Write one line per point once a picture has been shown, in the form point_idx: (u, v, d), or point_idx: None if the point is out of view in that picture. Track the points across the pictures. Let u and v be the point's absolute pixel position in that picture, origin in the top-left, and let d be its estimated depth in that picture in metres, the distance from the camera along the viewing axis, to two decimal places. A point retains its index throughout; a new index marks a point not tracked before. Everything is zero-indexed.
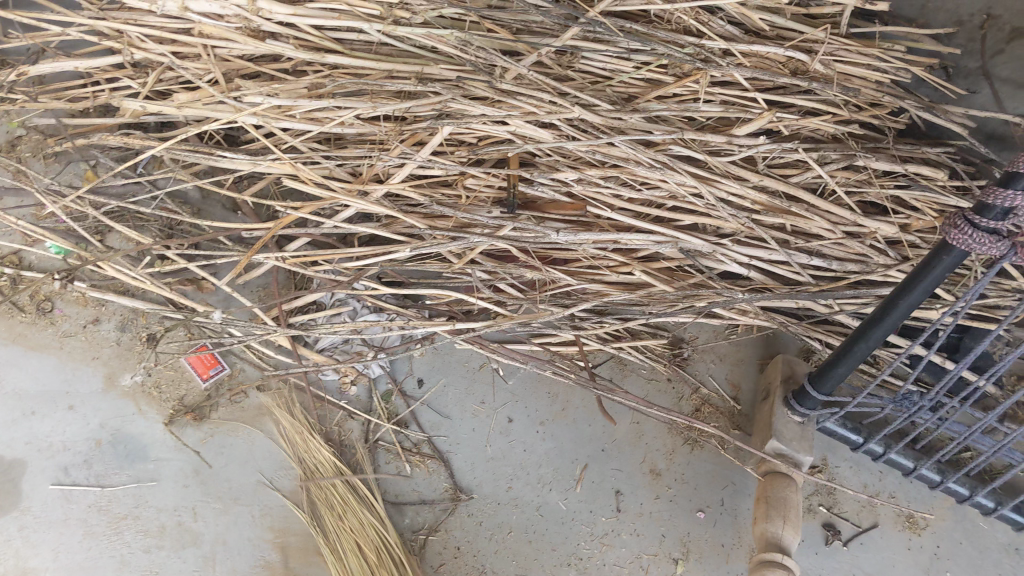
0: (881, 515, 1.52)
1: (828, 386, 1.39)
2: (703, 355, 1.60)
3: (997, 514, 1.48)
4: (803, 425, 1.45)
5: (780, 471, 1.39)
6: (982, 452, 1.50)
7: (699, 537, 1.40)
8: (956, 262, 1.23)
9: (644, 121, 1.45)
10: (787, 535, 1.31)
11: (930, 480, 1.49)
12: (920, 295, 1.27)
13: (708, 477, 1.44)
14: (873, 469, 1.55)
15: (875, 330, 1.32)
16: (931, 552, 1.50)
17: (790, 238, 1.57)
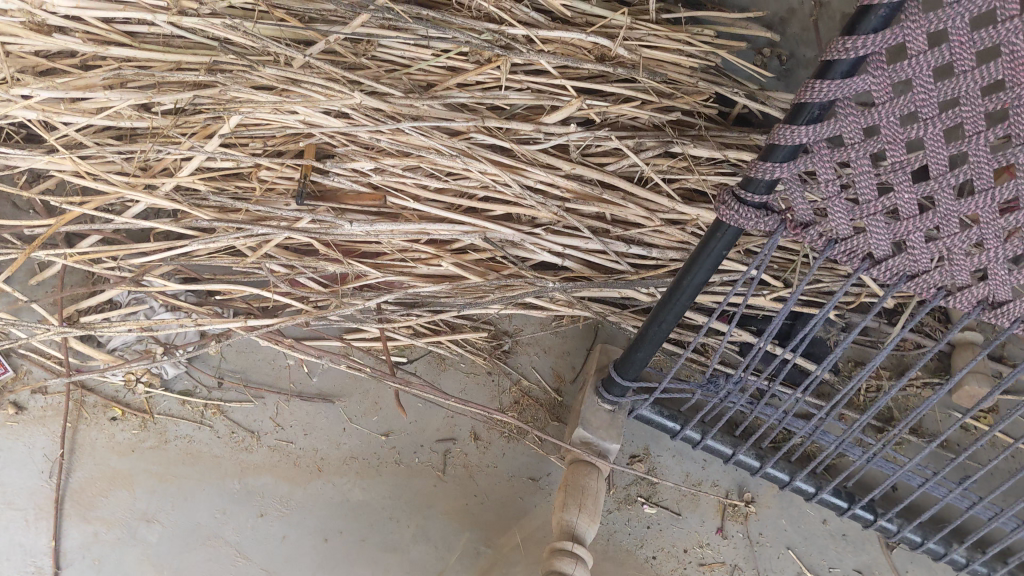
0: (703, 504, 1.51)
1: (632, 372, 1.39)
2: (526, 347, 1.58)
3: (817, 499, 1.49)
4: (613, 413, 1.44)
5: (584, 460, 1.39)
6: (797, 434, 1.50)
7: (509, 526, 1.38)
8: (732, 238, 1.21)
9: (442, 109, 1.43)
10: (581, 522, 1.29)
11: (749, 466, 1.50)
12: (703, 274, 1.26)
13: (521, 470, 1.43)
14: (696, 457, 1.55)
15: (667, 312, 1.32)
16: (752, 540, 1.50)
17: (610, 228, 1.56)
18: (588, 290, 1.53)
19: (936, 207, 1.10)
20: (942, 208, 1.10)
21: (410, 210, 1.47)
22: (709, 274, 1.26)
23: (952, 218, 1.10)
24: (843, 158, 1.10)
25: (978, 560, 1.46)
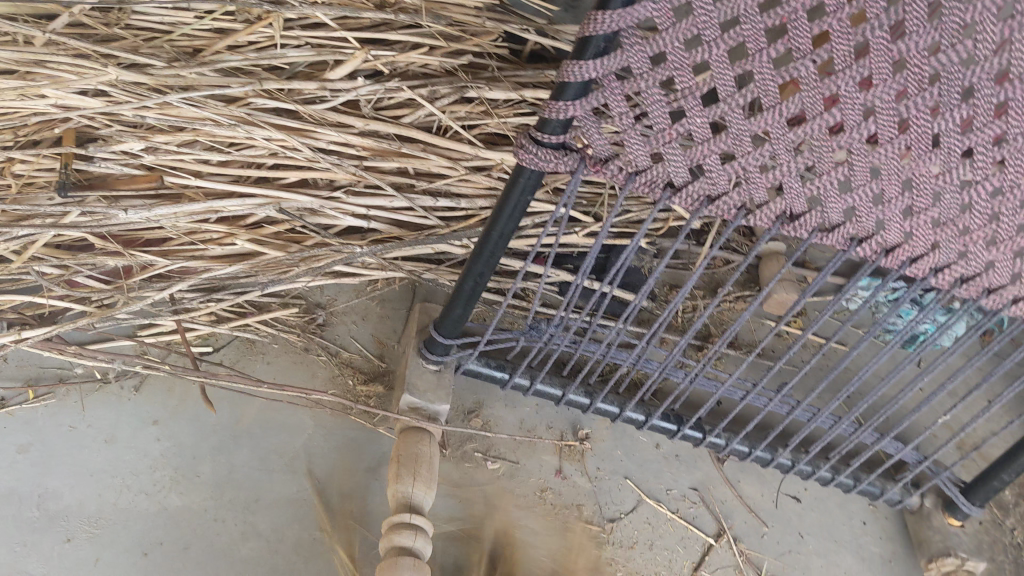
0: (540, 449, 1.52)
1: (453, 328, 1.35)
2: (342, 318, 1.52)
3: (649, 426, 1.52)
4: (439, 373, 1.40)
5: (416, 426, 1.34)
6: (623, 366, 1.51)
7: (345, 511, 1.33)
8: (535, 181, 1.18)
9: (215, 75, 1.32)
10: (417, 492, 1.26)
11: (580, 403, 1.51)
12: (512, 221, 1.23)
13: (349, 448, 1.38)
14: (528, 403, 1.55)
15: (480, 263, 1.28)
16: (591, 476, 1.52)
17: (414, 183, 1.51)
18: (400, 250, 1.49)
19: (728, 128, 1.11)
20: (734, 128, 1.10)
21: (193, 188, 1.36)
22: (518, 220, 1.23)
23: (744, 137, 1.11)
24: (632, 89, 1.08)
25: (802, 461, 1.54)
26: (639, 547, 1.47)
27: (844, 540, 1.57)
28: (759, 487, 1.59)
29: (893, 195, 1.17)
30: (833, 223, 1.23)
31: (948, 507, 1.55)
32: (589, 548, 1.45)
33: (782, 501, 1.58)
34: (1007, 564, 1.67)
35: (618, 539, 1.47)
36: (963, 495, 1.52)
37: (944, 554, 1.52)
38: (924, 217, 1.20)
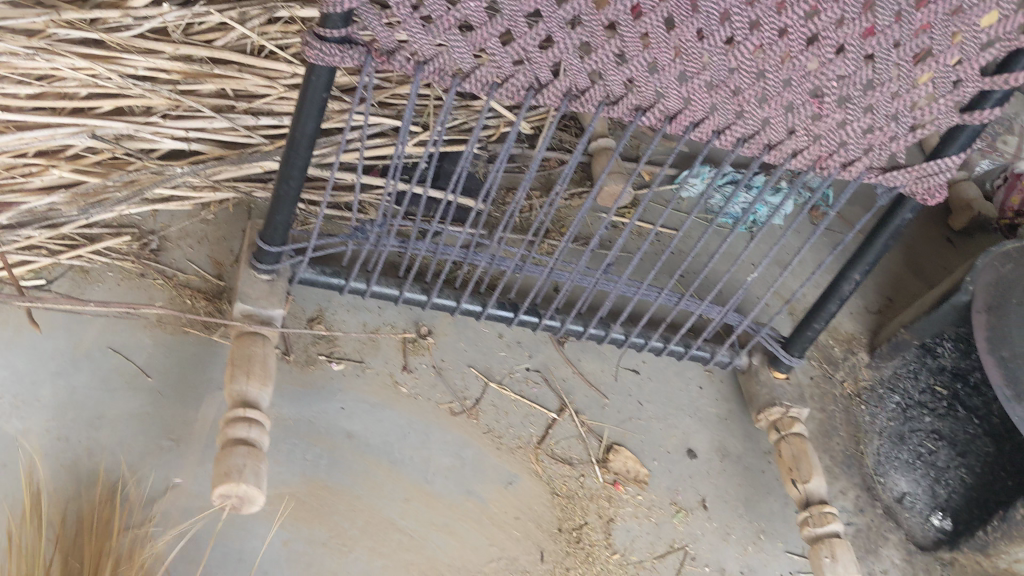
0: (384, 346, 1.59)
1: (276, 236, 1.39)
2: (178, 241, 1.57)
3: (486, 315, 1.60)
4: (272, 282, 1.46)
5: (250, 329, 1.41)
6: (452, 261, 1.58)
7: (188, 420, 1.41)
8: (327, 81, 1.23)
9: (9, 9, 1.34)
10: (252, 386, 1.33)
11: (418, 300, 1.57)
12: (313, 123, 1.27)
13: (189, 361, 1.45)
14: (370, 307, 1.62)
15: (292, 169, 1.32)
16: (437, 368, 1.60)
17: (235, 104, 1.54)
18: (228, 170, 1.56)
19: (502, 11, 1.19)
20: (505, 9, 1.18)
21: (4, 121, 1.38)
22: (318, 121, 1.28)
23: (518, 17, 1.19)
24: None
25: (633, 333, 1.64)
26: (485, 426, 1.57)
27: (681, 403, 1.70)
28: (599, 364, 1.71)
29: (668, 64, 1.24)
30: (616, 95, 1.30)
31: (772, 362, 1.67)
32: (437, 431, 1.53)
33: (621, 374, 1.71)
34: (833, 410, 1.81)
35: (465, 422, 1.56)
36: (783, 348, 1.64)
37: (770, 404, 1.63)
38: (697, 80, 1.27)
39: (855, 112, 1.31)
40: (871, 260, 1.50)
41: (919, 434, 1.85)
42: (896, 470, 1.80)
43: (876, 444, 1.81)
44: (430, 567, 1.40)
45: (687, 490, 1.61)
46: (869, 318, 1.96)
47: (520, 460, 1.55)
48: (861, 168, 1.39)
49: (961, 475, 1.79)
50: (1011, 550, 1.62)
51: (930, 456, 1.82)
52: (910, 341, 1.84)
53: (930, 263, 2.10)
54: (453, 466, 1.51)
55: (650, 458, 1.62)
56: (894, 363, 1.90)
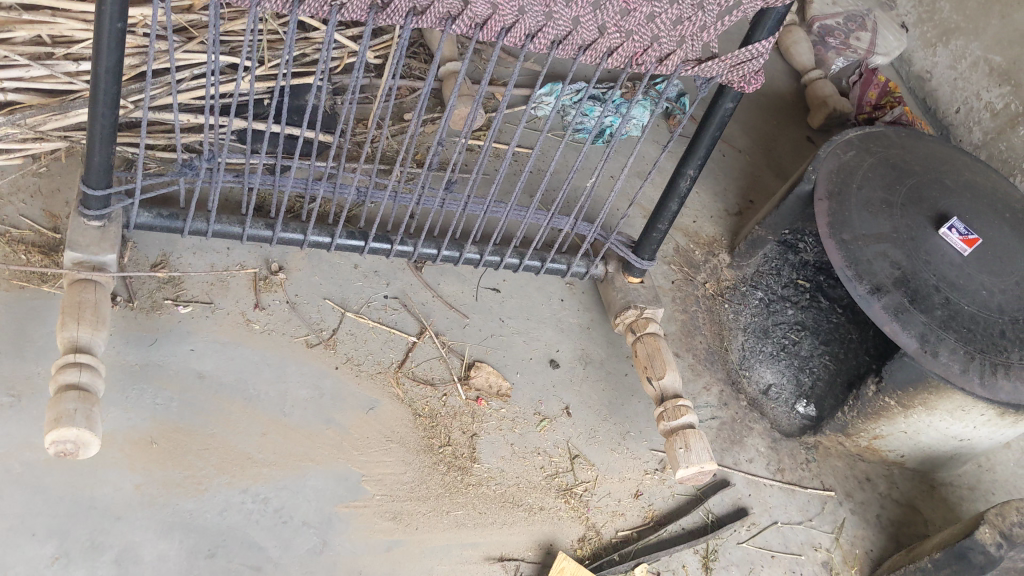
0: (233, 286, 1.57)
1: (98, 177, 1.37)
2: (9, 198, 1.53)
3: (334, 246, 1.61)
4: (104, 228, 1.43)
5: (84, 277, 1.38)
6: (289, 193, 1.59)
7: (29, 375, 1.38)
8: (119, 10, 1.21)
9: None
10: (83, 333, 1.31)
11: (262, 236, 1.57)
12: (114, 54, 1.25)
13: (26, 317, 1.43)
14: (216, 248, 1.60)
15: (100, 105, 1.30)
16: (290, 304, 1.59)
17: (52, 51, 1.51)
18: (53, 121, 1.54)
19: None
20: None
21: None
22: (119, 53, 1.26)
23: None
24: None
25: (486, 251, 1.66)
26: (343, 355, 1.57)
27: (543, 316, 1.73)
28: (459, 285, 1.72)
29: None
30: (422, 5, 1.29)
31: (626, 267, 1.71)
32: (293, 364, 1.53)
33: (482, 294, 1.72)
34: (695, 311, 1.84)
35: (322, 352, 1.56)
36: (633, 252, 1.68)
37: (625, 307, 1.66)
38: None
39: (661, 4, 1.33)
40: (703, 155, 1.53)
41: (783, 326, 1.89)
42: (761, 364, 1.83)
43: (741, 340, 1.85)
44: (291, 495, 1.40)
45: (550, 400, 1.63)
46: (729, 220, 1.99)
47: (383, 385, 1.55)
48: (677, 62, 1.40)
49: (824, 362, 1.86)
50: (868, 427, 1.68)
51: (795, 347, 1.88)
52: (766, 237, 1.87)
53: (789, 162, 2.13)
54: (312, 398, 1.51)
55: (513, 372, 1.64)
56: (754, 261, 1.94)
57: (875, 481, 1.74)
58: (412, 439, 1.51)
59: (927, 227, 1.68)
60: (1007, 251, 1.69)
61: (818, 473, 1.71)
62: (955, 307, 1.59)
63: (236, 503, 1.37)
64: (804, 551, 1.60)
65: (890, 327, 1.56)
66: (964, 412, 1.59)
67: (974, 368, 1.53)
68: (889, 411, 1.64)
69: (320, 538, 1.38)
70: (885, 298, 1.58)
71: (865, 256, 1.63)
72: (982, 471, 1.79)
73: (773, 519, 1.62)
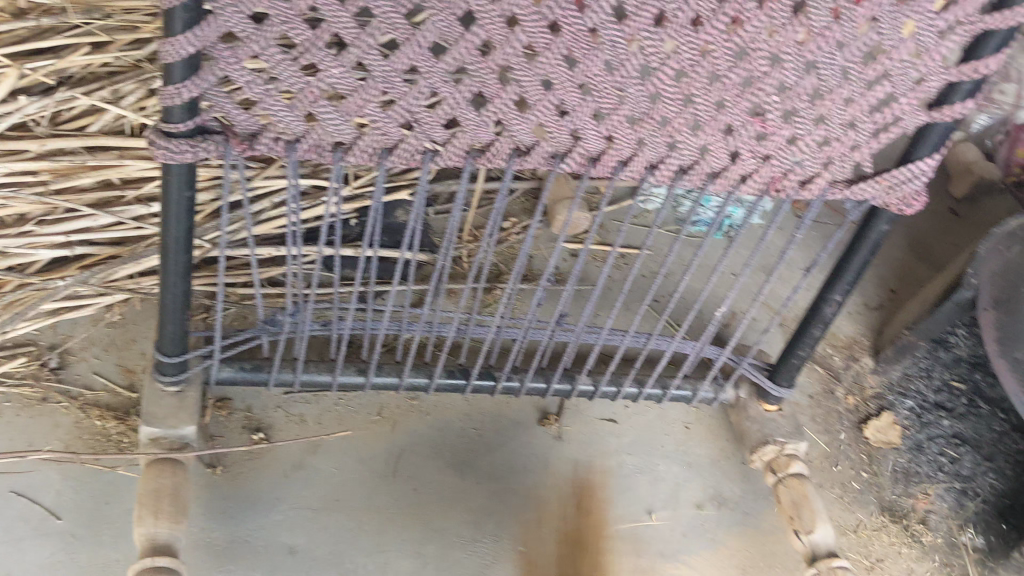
0: (327, 441, 1.43)
1: (175, 344, 1.24)
2: (83, 355, 1.42)
3: (434, 388, 1.44)
4: (182, 393, 1.29)
5: (164, 457, 1.24)
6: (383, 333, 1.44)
7: (109, 562, 1.24)
8: (188, 177, 1.07)
9: None
10: (161, 530, 1.16)
11: (354, 384, 1.42)
12: (185, 222, 1.12)
13: (103, 494, 1.29)
14: (305, 397, 1.46)
15: (172, 275, 1.17)
16: (394, 456, 1.44)
17: (121, 193, 1.39)
18: (123, 269, 1.42)
19: (371, 72, 1.03)
20: (374, 71, 1.02)
21: None
22: (189, 220, 1.12)
23: (393, 78, 1.04)
24: (251, 53, 0.99)
25: (603, 383, 1.48)
26: (449, 513, 1.40)
27: (667, 450, 1.55)
28: (571, 420, 1.55)
29: (574, 102, 1.09)
30: (526, 145, 1.15)
31: (760, 393, 1.51)
32: (393, 529, 1.37)
33: (597, 427, 1.55)
34: (840, 430, 1.64)
35: (426, 513, 1.40)
36: (769, 378, 1.49)
37: (763, 442, 1.47)
38: (616, 114, 1.12)
39: (805, 125, 1.16)
40: (853, 279, 1.33)
41: (939, 441, 1.66)
42: (919, 487, 1.61)
43: (892, 460, 1.63)
44: None
45: (679, 551, 1.44)
46: (870, 316, 1.78)
47: (500, 544, 1.39)
48: (823, 184, 1.24)
49: (990, 482, 1.62)
50: None
51: (954, 465, 1.64)
52: (916, 342, 1.65)
53: (935, 244, 1.90)
54: (415, 570, 1.34)
55: (639, 519, 1.46)
56: (902, 365, 1.71)
57: None
58: None
59: None
60: None
61: None
62: None
63: None
64: None
65: None
66: None
67: None
68: None
69: None
70: None
71: None
72: None
73: None
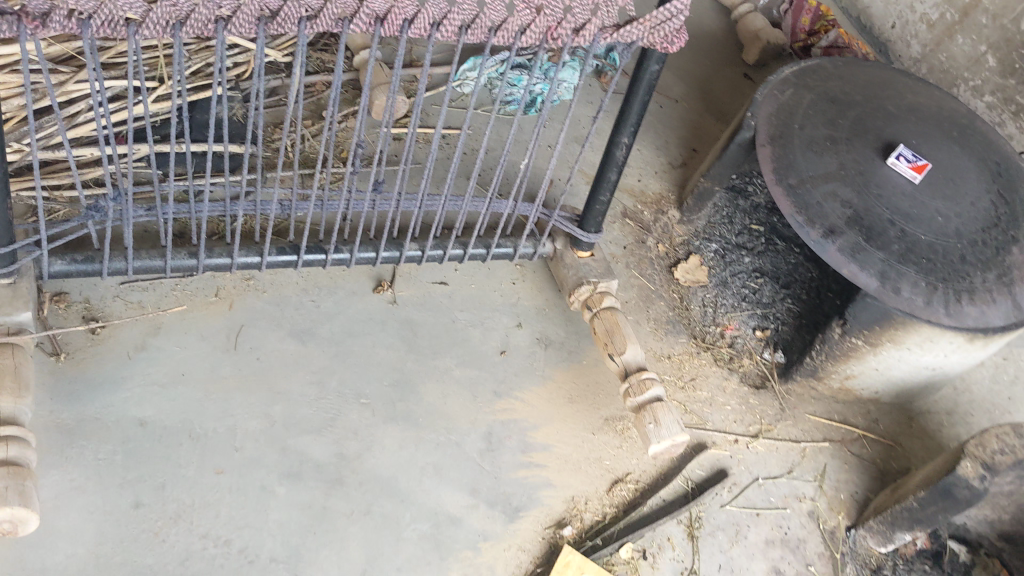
0: (169, 322, 1.50)
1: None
2: None
3: (266, 265, 1.52)
4: (15, 284, 1.34)
5: (1, 341, 1.30)
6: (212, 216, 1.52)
7: None
8: None
9: None
10: (6, 404, 1.23)
11: (188, 266, 1.49)
12: None
13: None
14: (143, 284, 1.53)
15: None
16: (236, 329, 1.52)
17: None
18: None
19: None
20: None
21: None
22: None
23: None
24: None
25: (427, 247, 1.58)
26: (293, 376, 1.50)
27: (495, 304, 1.68)
28: (406, 285, 1.65)
29: None
30: (315, 8, 1.22)
31: (574, 242, 1.66)
32: (239, 395, 1.46)
33: (430, 290, 1.66)
34: (651, 273, 1.80)
35: (272, 377, 1.49)
36: (579, 227, 1.62)
37: (579, 284, 1.62)
38: None
39: None
40: (635, 121, 1.47)
41: (742, 275, 1.85)
42: (724, 315, 1.79)
43: (700, 295, 1.81)
44: (254, 533, 1.35)
45: (510, 390, 1.59)
46: (675, 174, 1.96)
47: (343, 399, 1.50)
48: (594, 30, 1.35)
49: (788, 306, 1.81)
50: (838, 368, 1.63)
51: (756, 295, 1.82)
52: (712, 188, 1.82)
53: (730, 107, 2.09)
54: (263, 429, 1.44)
55: (473, 365, 1.60)
56: (704, 213, 1.89)
57: (853, 421, 1.71)
58: (379, 455, 1.47)
59: (874, 159, 1.62)
60: (958, 173, 1.64)
61: (793, 422, 1.68)
62: (911, 239, 1.53)
63: (197, 551, 1.32)
64: (789, 503, 1.58)
65: (848, 269, 1.49)
66: (933, 342, 1.54)
67: (937, 298, 1.49)
68: (858, 351, 1.59)
69: (291, 571, 1.34)
70: (840, 239, 1.52)
71: (814, 199, 1.56)
72: (959, 394, 1.77)
73: (753, 476, 1.59)
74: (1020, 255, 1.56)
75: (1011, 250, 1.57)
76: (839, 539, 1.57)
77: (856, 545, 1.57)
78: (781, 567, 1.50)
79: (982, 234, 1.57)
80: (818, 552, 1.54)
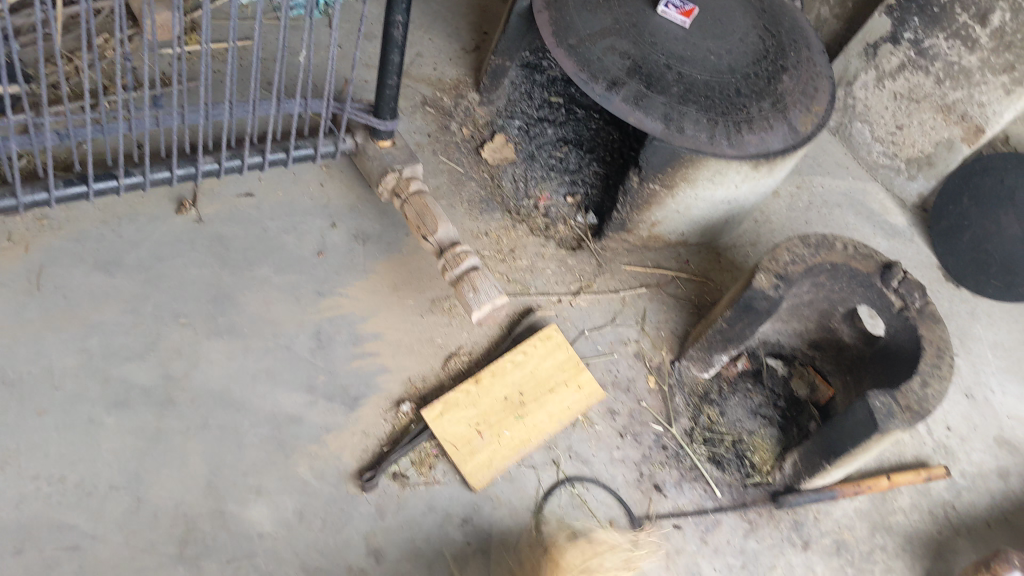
0: None
1: None
2: None
3: (55, 200, 1.45)
4: None
5: None
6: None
7: None
8: None
9: None
10: None
11: None
12: None
13: None
14: None
15: None
16: (35, 271, 1.45)
17: None
18: None
19: None
20: None
21: None
22: None
23: None
24: None
25: (222, 158, 1.54)
26: (105, 307, 1.45)
27: (306, 207, 1.67)
28: (209, 203, 1.62)
29: None
30: None
31: (373, 133, 1.66)
32: (50, 336, 1.40)
33: (236, 203, 1.63)
34: (459, 157, 1.82)
35: (83, 311, 1.44)
36: (374, 116, 1.62)
37: (384, 173, 1.63)
38: None
39: None
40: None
41: (547, 146, 1.90)
42: (536, 186, 1.84)
43: (510, 172, 1.85)
44: (89, 466, 1.31)
45: (333, 286, 1.59)
46: (468, 60, 1.98)
47: (162, 321, 1.46)
48: None
49: (594, 170, 1.88)
50: (644, 216, 1.71)
51: (562, 164, 1.88)
52: (505, 65, 1.85)
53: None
54: (81, 363, 1.39)
55: (291, 268, 1.59)
56: (503, 92, 1.91)
57: (667, 265, 1.81)
58: (209, 369, 1.44)
59: (645, 10, 1.68)
60: (724, 13, 1.72)
61: (611, 275, 1.76)
62: (687, 80, 1.60)
63: (31, 493, 1.27)
64: (616, 349, 1.66)
65: (633, 118, 1.54)
66: (722, 176, 1.63)
67: (719, 132, 1.56)
68: (657, 197, 1.66)
69: (134, 496, 1.30)
70: (623, 90, 1.56)
71: (594, 55, 1.60)
72: (761, 225, 1.90)
73: (580, 330, 1.66)
74: (789, 82, 1.66)
75: (782, 79, 1.66)
76: (666, 373, 1.66)
77: (681, 376, 1.66)
78: (614, 407, 1.59)
79: (754, 67, 1.65)
80: (648, 389, 1.63)
